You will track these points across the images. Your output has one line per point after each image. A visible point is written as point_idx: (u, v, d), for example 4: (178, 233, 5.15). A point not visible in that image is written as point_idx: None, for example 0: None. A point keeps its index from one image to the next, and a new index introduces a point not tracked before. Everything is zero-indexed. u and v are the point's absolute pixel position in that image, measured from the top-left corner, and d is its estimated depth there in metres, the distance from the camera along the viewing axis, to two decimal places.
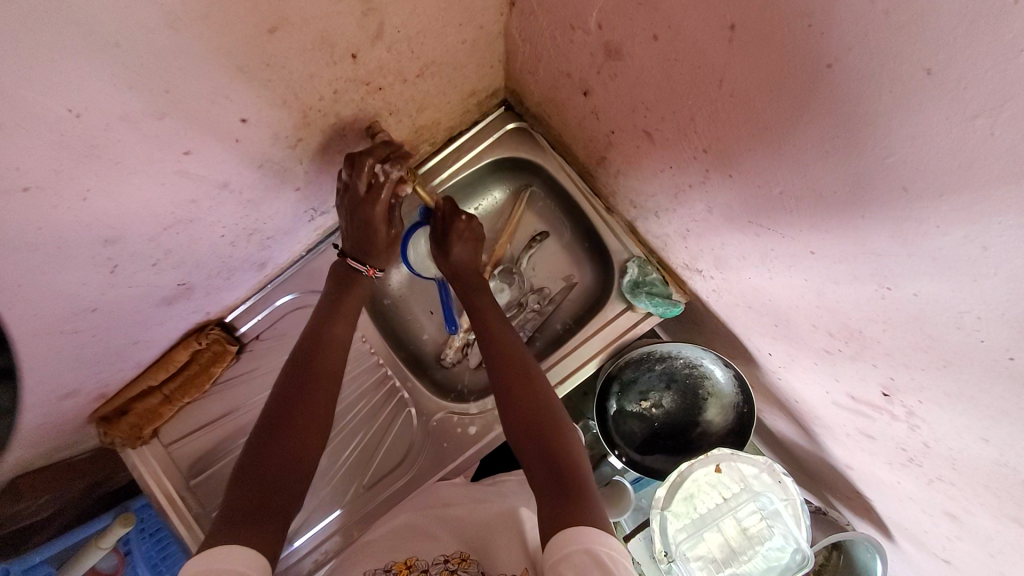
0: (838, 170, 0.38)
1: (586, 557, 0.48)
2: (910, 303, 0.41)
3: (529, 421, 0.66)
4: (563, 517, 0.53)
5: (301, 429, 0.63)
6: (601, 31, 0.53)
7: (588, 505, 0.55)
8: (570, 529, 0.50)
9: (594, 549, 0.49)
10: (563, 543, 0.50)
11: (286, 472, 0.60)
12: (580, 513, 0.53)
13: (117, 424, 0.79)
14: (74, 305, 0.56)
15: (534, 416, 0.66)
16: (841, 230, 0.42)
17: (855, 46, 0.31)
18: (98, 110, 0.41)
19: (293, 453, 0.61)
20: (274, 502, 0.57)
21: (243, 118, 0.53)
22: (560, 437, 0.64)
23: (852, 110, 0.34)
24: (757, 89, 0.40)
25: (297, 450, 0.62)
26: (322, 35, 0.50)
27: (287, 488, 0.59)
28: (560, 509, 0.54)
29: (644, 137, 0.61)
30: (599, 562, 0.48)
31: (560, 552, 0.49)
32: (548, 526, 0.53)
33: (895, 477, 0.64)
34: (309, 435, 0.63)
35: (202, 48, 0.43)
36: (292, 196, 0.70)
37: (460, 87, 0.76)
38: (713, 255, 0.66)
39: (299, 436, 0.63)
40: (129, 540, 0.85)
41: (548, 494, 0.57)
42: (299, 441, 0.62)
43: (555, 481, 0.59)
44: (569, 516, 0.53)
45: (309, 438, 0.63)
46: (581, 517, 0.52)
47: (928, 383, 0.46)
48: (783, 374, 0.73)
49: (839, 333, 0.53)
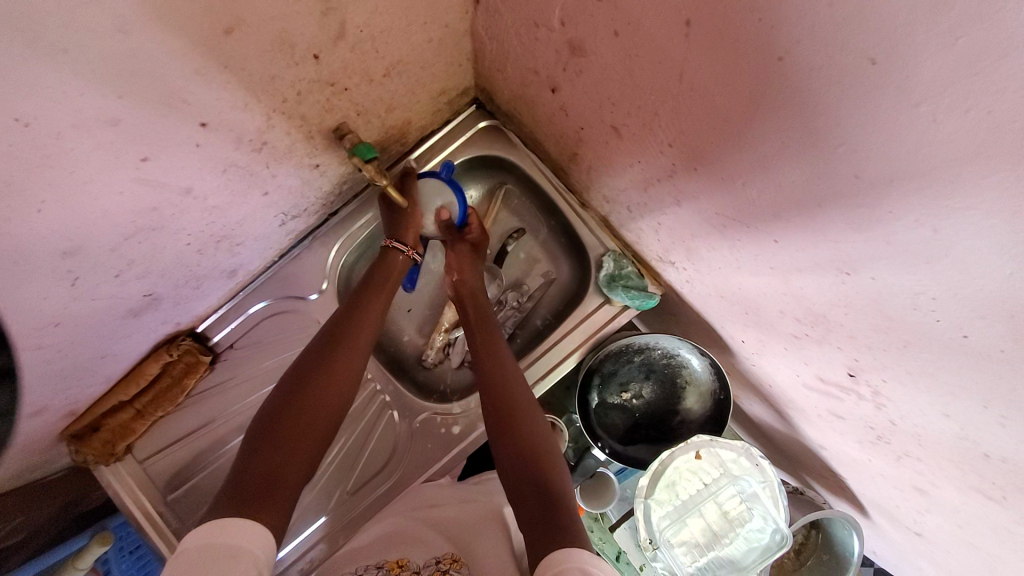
0: (795, 160, 0.39)
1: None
2: (869, 287, 0.42)
3: (519, 443, 0.66)
4: (552, 538, 0.53)
5: (291, 419, 0.61)
6: (564, 27, 0.54)
7: (575, 528, 0.55)
8: (558, 550, 0.51)
9: (589, 569, 0.48)
10: (556, 561, 0.49)
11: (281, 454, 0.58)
12: (569, 534, 0.53)
13: (88, 441, 0.76)
14: (34, 321, 0.54)
15: (537, 450, 0.65)
16: (801, 218, 0.43)
17: (803, 39, 0.32)
18: (49, 117, 0.39)
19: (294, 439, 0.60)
20: (283, 488, 0.56)
21: (203, 121, 0.51)
22: (550, 463, 0.64)
23: (804, 101, 0.35)
24: (714, 82, 0.41)
25: (284, 434, 0.59)
26: (282, 36, 0.49)
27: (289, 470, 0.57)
28: (547, 532, 0.54)
29: (612, 132, 0.61)
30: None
31: (557, 569, 0.48)
32: (540, 547, 0.53)
33: (866, 455, 0.66)
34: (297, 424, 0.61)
35: (156, 50, 0.42)
36: (260, 200, 0.69)
37: (429, 85, 0.76)
38: (685, 246, 0.67)
39: (292, 424, 0.60)
40: (107, 559, 0.83)
41: (536, 516, 0.57)
42: (288, 429, 0.60)
43: (542, 503, 0.59)
44: (557, 539, 0.53)
45: (302, 425, 0.61)
46: (570, 540, 0.52)
47: (889, 362, 0.48)
48: (756, 360, 0.75)
49: (804, 318, 0.54)
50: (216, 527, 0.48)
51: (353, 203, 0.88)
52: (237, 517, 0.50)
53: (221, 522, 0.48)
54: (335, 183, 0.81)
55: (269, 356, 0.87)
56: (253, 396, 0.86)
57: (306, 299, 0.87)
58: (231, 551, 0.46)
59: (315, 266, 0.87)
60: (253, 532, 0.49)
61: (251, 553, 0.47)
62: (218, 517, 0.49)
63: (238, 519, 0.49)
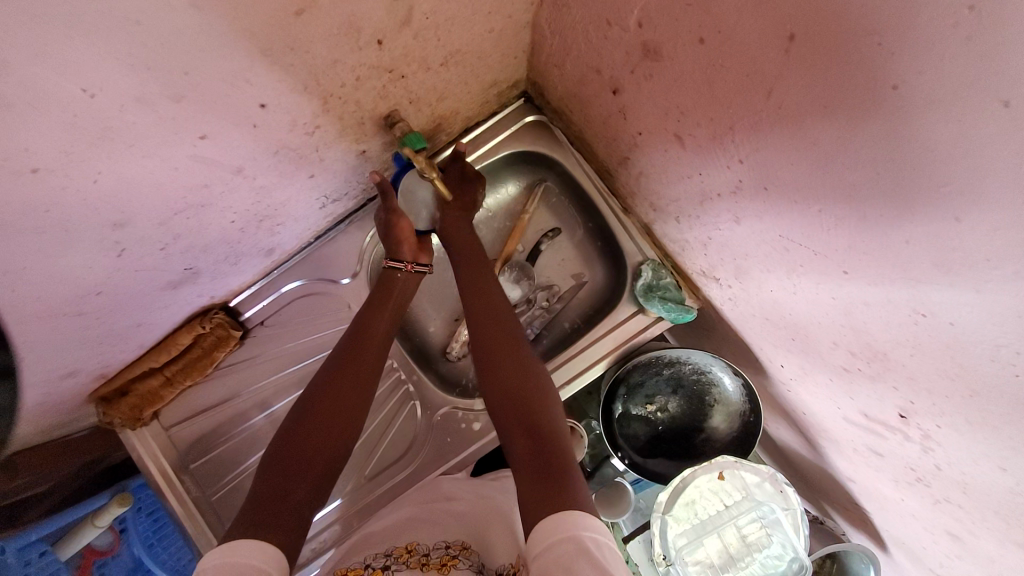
0: (887, 195, 0.37)
1: (571, 547, 0.46)
2: (946, 332, 0.40)
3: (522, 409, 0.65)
4: (546, 502, 0.51)
5: (311, 419, 0.64)
6: (640, 29, 0.51)
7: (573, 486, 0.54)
8: (552, 513, 0.49)
9: (579, 537, 0.46)
10: (546, 533, 0.48)
11: (300, 455, 0.61)
12: (569, 495, 0.52)
13: (118, 405, 0.77)
14: (80, 288, 0.54)
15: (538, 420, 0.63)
16: (881, 254, 0.41)
17: (926, 70, 0.30)
18: (113, 91, 0.38)
19: (310, 435, 0.63)
20: (294, 494, 0.57)
21: (262, 102, 0.50)
22: None
23: (912, 134, 0.33)
24: (808, 102, 0.38)
25: (303, 439, 0.62)
26: (349, 20, 0.48)
27: (303, 473, 0.60)
28: (549, 490, 0.53)
29: (674, 140, 0.59)
30: (586, 550, 0.45)
31: (545, 543, 0.47)
32: (538, 505, 0.52)
33: (899, 495, 0.64)
34: (315, 429, 0.63)
35: (226, 28, 0.41)
36: (305, 183, 0.68)
37: (482, 76, 0.74)
38: (734, 264, 0.65)
39: (312, 424, 0.63)
40: (126, 518, 0.86)
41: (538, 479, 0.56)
42: (307, 429, 0.63)
43: (542, 467, 0.58)
44: (557, 499, 0.51)
45: (321, 429, 0.63)
46: (571, 499, 0.51)
47: (950, 409, 0.46)
48: (793, 385, 0.73)
49: (861, 353, 0.52)
50: (227, 548, 0.47)
51: None
52: (246, 537, 0.49)
53: (231, 544, 0.48)
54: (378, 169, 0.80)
55: (299, 336, 0.87)
56: (278, 373, 0.87)
57: (339, 283, 0.87)
58: (240, 567, 0.45)
59: (350, 250, 0.87)
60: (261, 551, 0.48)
61: (260, 568, 0.46)
62: (237, 538, 0.49)
63: (245, 540, 0.48)
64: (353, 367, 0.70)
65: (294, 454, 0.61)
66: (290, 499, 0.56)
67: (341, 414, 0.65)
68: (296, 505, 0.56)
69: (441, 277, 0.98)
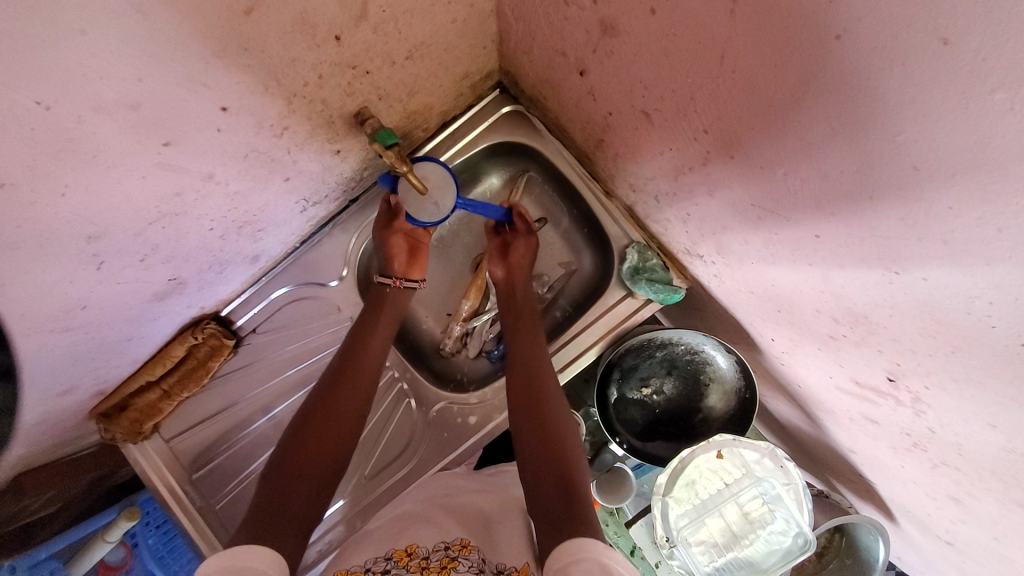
0: (844, 151, 0.37)
1: (595, 567, 0.47)
2: (920, 288, 0.39)
3: (538, 429, 0.66)
4: (566, 526, 0.53)
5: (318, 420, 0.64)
6: (596, 6, 0.51)
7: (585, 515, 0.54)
8: (570, 541, 0.50)
9: (604, 560, 0.47)
10: (565, 556, 0.48)
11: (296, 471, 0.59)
12: (581, 523, 0.52)
13: (117, 419, 0.78)
14: (63, 303, 0.55)
15: (551, 442, 0.64)
16: (847, 213, 0.40)
17: (865, 16, 0.29)
18: (67, 101, 0.39)
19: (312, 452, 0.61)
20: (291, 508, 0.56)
21: (224, 106, 0.51)
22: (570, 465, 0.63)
23: (859, 84, 0.32)
24: (759, 63, 0.38)
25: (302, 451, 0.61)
26: (302, 16, 0.48)
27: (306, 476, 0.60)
28: (561, 520, 0.54)
29: (642, 117, 0.58)
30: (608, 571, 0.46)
31: (571, 558, 0.47)
32: (552, 536, 0.52)
33: (898, 461, 0.63)
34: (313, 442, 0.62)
35: (174, 32, 0.41)
36: (281, 186, 0.69)
37: (451, 69, 0.73)
38: (715, 239, 0.64)
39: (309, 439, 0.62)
40: (135, 533, 0.88)
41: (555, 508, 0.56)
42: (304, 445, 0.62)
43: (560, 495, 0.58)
44: (566, 530, 0.52)
45: (319, 444, 0.62)
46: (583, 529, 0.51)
47: (934, 367, 0.45)
48: (785, 359, 0.72)
49: (844, 318, 0.51)
50: (230, 552, 0.47)
51: (374, 189, 0.87)
52: (250, 544, 0.49)
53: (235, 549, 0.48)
54: (357, 169, 0.80)
55: (291, 341, 0.88)
56: (273, 381, 0.88)
57: (327, 286, 0.87)
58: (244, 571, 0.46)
59: (336, 252, 0.87)
60: (268, 557, 0.48)
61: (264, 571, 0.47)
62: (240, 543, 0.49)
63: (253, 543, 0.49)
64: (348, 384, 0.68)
65: (292, 471, 0.60)
66: (288, 510, 0.56)
67: (334, 432, 0.64)
68: (293, 516, 0.56)
69: (433, 278, 0.98)
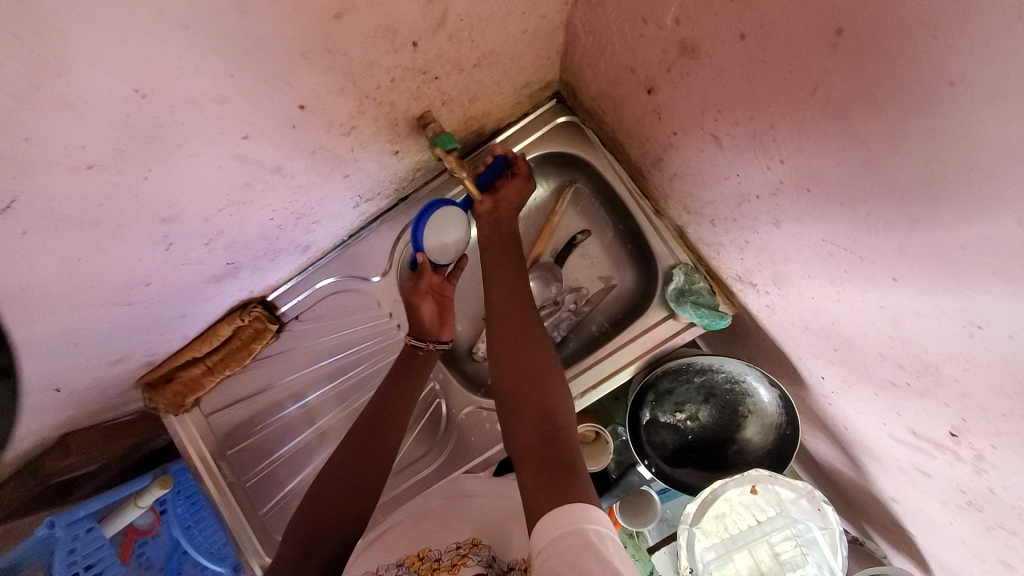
0: (939, 198, 0.35)
1: (578, 538, 0.45)
2: (1003, 346, 0.36)
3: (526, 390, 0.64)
4: (555, 489, 0.51)
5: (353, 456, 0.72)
6: (678, 26, 0.50)
7: (577, 479, 0.53)
8: (558, 507, 0.48)
9: (584, 528, 0.46)
10: (553, 527, 0.47)
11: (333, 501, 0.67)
12: (572, 488, 0.51)
13: (162, 390, 0.82)
14: (131, 279, 0.57)
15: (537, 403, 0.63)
16: (932, 260, 0.38)
17: (985, 66, 0.28)
18: (163, 92, 0.40)
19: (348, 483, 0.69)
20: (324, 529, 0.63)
21: (301, 104, 0.52)
22: None
23: (965, 134, 0.31)
24: (855, 100, 0.37)
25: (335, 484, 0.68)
26: (385, 22, 0.49)
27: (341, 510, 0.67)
28: (549, 483, 0.52)
29: (711, 141, 0.57)
30: (590, 542, 0.45)
31: (547, 538, 0.46)
32: (539, 500, 0.51)
33: (947, 519, 0.60)
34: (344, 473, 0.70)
35: (267, 32, 0.42)
36: (340, 182, 0.70)
37: (515, 77, 0.74)
38: (773, 269, 0.62)
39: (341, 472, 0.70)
40: (165, 500, 0.91)
41: None
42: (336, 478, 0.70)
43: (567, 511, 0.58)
44: (559, 494, 0.50)
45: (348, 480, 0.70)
46: (576, 493, 0.50)
47: (1005, 429, 0.42)
48: (834, 400, 0.69)
49: (910, 367, 0.49)
50: None
51: (424, 189, 0.88)
52: None
53: None
54: (412, 169, 0.81)
55: (329, 331, 0.90)
56: (309, 368, 0.91)
57: (369, 281, 0.89)
58: None
59: (382, 249, 0.88)
60: None
61: None
62: None
63: None
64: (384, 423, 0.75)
65: (326, 506, 0.67)
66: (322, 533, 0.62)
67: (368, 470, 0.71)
68: None
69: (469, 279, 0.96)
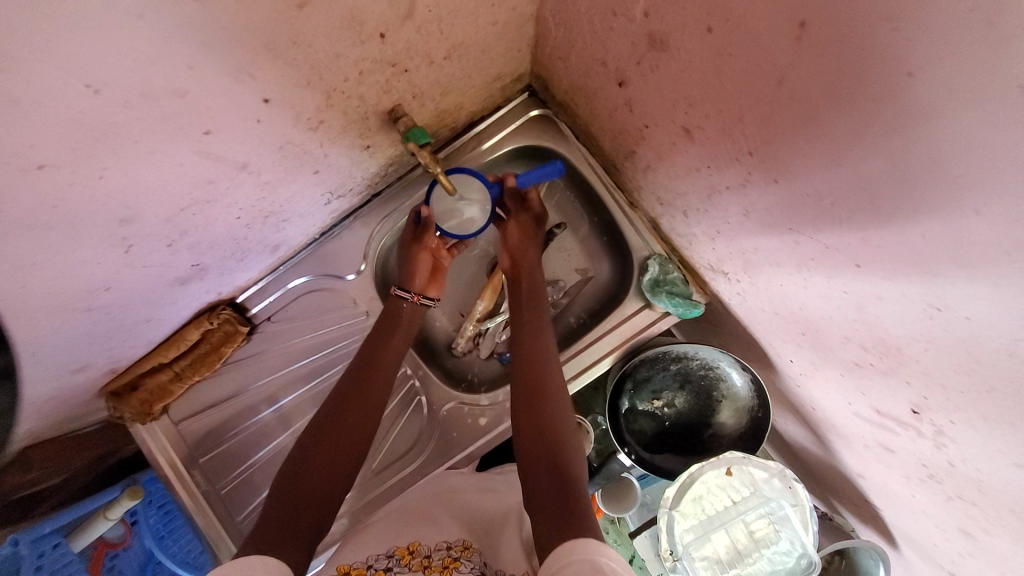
0: (902, 186, 0.36)
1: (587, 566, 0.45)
2: (962, 326, 0.39)
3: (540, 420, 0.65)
4: (564, 523, 0.51)
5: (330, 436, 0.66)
6: (647, 19, 0.51)
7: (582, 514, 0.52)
8: (568, 541, 0.48)
9: (594, 558, 0.45)
10: (564, 557, 0.47)
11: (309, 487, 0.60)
12: (580, 521, 0.51)
13: (127, 399, 0.78)
14: (89, 283, 0.54)
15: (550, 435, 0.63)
16: (891, 245, 0.40)
17: (945, 58, 0.29)
18: (116, 86, 0.38)
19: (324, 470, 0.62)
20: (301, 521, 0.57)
21: (265, 98, 0.50)
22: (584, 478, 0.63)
23: (926, 124, 0.32)
24: (821, 92, 0.38)
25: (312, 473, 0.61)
26: (351, 12, 0.47)
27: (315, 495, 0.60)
28: (556, 517, 0.52)
29: (682, 133, 0.58)
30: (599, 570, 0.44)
31: (561, 562, 0.46)
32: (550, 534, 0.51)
33: (910, 491, 0.63)
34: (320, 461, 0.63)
35: (227, 23, 0.41)
36: (310, 178, 0.68)
37: (486, 70, 0.73)
38: (743, 258, 0.64)
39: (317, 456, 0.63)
40: (136, 512, 0.82)
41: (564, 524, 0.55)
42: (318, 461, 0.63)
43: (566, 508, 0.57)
44: (564, 529, 0.50)
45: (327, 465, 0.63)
46: (581, 528, 0.50)
47: (964, 404, 0.44)
48: (803, 382, 0.72)
49: (873, 348, 0.51)
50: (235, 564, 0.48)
51: (397, 185, 0.87)
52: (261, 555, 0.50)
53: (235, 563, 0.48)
54: (384, 164, 0.80)
55: (304, 333, 0.88)
56: (284, 370, 0.88)
57: (344, 279, 0.87)
58: None
59: (355, 246, 0.86)
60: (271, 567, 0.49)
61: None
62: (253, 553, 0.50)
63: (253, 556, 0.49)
64: (359, 402, 0.69)
65: (301, 490, 0.60)
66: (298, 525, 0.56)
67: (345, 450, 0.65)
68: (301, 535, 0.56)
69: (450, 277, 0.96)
